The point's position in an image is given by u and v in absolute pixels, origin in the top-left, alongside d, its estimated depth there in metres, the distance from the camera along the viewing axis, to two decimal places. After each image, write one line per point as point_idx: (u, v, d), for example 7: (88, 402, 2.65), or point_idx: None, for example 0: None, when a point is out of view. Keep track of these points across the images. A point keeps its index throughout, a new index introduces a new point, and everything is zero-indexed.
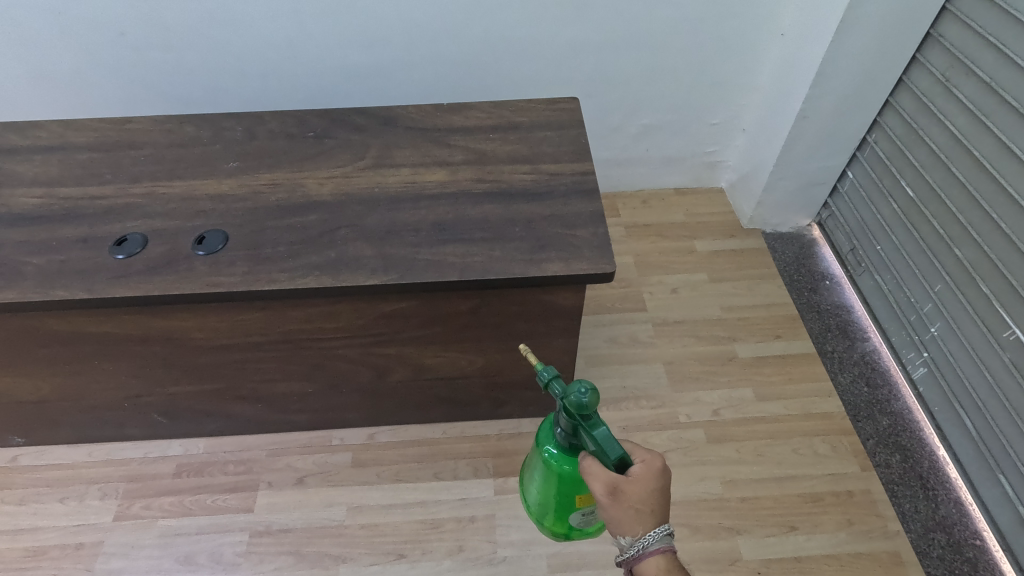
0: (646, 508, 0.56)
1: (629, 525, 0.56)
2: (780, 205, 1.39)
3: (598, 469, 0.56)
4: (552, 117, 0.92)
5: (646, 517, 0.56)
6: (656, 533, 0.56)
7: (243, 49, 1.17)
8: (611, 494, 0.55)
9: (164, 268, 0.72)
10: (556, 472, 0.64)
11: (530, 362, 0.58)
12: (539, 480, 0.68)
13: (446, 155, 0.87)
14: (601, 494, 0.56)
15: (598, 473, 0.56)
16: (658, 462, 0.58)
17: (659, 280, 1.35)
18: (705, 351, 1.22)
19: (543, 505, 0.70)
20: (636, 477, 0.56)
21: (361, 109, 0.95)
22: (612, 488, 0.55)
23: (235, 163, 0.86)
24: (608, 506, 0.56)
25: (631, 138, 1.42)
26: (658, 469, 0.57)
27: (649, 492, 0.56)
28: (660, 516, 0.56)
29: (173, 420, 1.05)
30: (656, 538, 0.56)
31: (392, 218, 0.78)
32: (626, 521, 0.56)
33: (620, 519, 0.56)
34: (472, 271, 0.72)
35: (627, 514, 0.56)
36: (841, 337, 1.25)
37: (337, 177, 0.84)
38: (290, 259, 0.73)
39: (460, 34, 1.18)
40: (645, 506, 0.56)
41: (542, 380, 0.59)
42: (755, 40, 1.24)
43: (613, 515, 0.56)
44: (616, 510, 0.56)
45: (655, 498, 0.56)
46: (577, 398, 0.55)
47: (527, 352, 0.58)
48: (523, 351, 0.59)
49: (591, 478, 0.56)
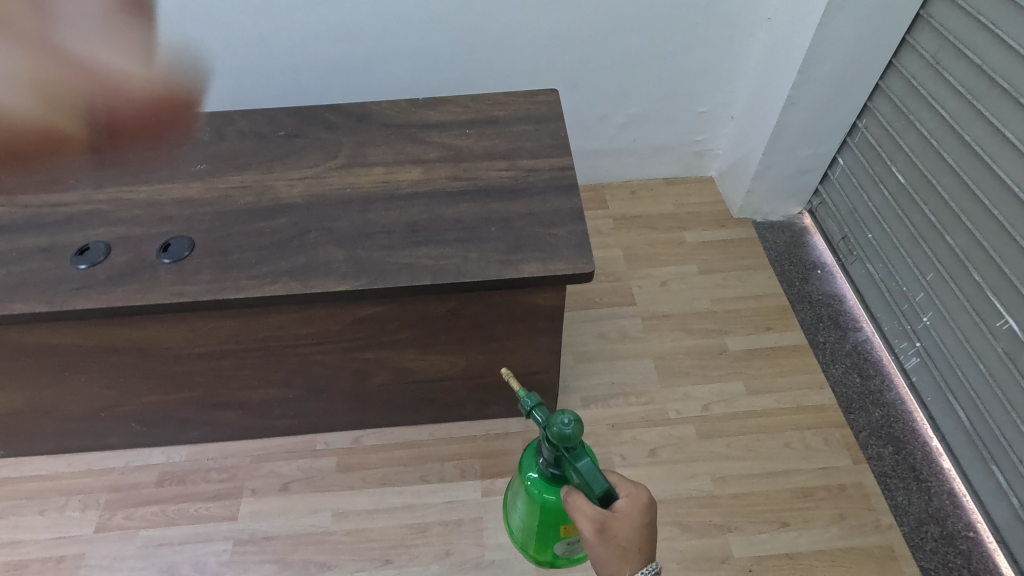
0: (632, 545, 0.60)
1: (617, 564, 0.60)
2: (770, 194, 1.37)
3: (585, 504, 0.61)
4: (530, 110, 0.89)
5: (633, 554, 0.60)
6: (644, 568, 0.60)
7: (214, 45, 1.13)
8: (599, 532, 0.60)
9: (128, 278, 0.70)
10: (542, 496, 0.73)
11: (515, 391, 0.66)
12: (525, 502, 0.77)
13: (421, 153, 0.84)
14: (589, 531, 0.61)
15: (585, 511, 0.61)
16: (643, 497, 0.62)
17: (648, 273, 1.33)
18: (695, 345, 1.20)
19: (531, 525, 0.78)
20: (621, 513, 0.60)
21: (334, 106, 0.92)
22: (599, 525, 0.60)
23: (202, 165, 0.84)
24: (596, 544, 0.60)
25: (618, 128, 1.39)
26: (643, 504, 0.62)
27: (635, 528, 0.60)
28: (647, 552, 0.60)
29: (152, 429, 1.03)
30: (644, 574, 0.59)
31: (365, 219, 0.75)
32: (614, 557, 0.60)
33: (609, 556, 0.60)
34: (447, 274, 0.69)
35: (616, 552, 0.60)
36: (833, 327, 1.23)
37: (308, 178, 0.81)
38: (257, 265, 0.71)
39: (438, 25, 1.15)
40: (632, 543, 0.60)
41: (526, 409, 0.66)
42: (742, 25, 1.21)
43: (601, 553, 0.60)
44: (604, 548, 0.60)
45: (641, 535, 0.60)
46: (561, 430, 0.62)
47: (511, 381, 0.67)
48: (507, 380, 0.66)
49: (577, 514, 0.61)
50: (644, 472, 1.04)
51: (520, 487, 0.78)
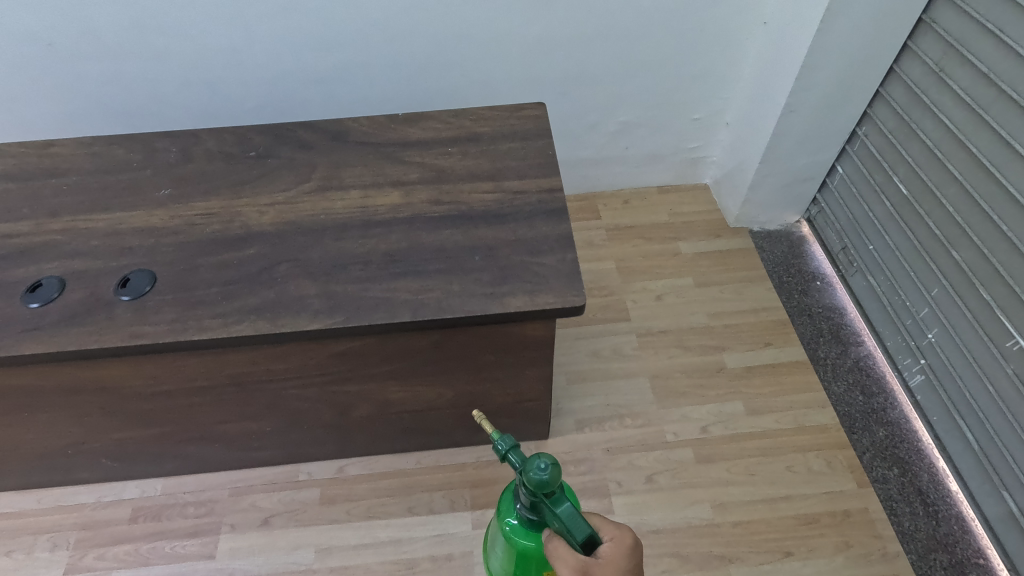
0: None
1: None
2: (768, 203, 1.33)
3: (566, 553, 0.55)
4: (516, 125, 0.84)
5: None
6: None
7: (184, 56, 1.07)
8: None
9: (82, 318, 0.65)
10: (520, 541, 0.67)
11: (487, 432, 0.61)
12: (503, 549, 0.71)
13: (400, 174, 0.79)
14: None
15: (566, 558, 0.55)
16: (627, 539, 0.56)
17: (643, 287, 1.29)
18: (692, 362, 1.16)
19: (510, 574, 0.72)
20: (605, 558, 0.54)
21: (308, 123, 0.87)
22: (581, 573, 0.53)
23: (166, 190, 0.78)
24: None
25: (609, 137, 1.34)
26: (628, 546, 0.55)
27: (620, 573, 0.53)
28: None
29: (124, 463, 0.98)
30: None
31: (339, 249, 0.70)
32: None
33: None
34: (427, 310, 0.64)
35: None
36: (834, 342, 1.19)
37: (280, 204, 0.76)
38: (223, 301, 0.66)
39: (420, 34, 1.10)
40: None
41: (501, 452, 0.61)
42: (737, 30, 1.16)
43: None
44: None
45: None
46: (538, 476, 0.57)
47: (483, 421, 0.61)
48: (478, 419, 0.61)
49: (557, 562, 0.55)
50: (641, 500, 0.99)
51: (497, 532, 0.72)
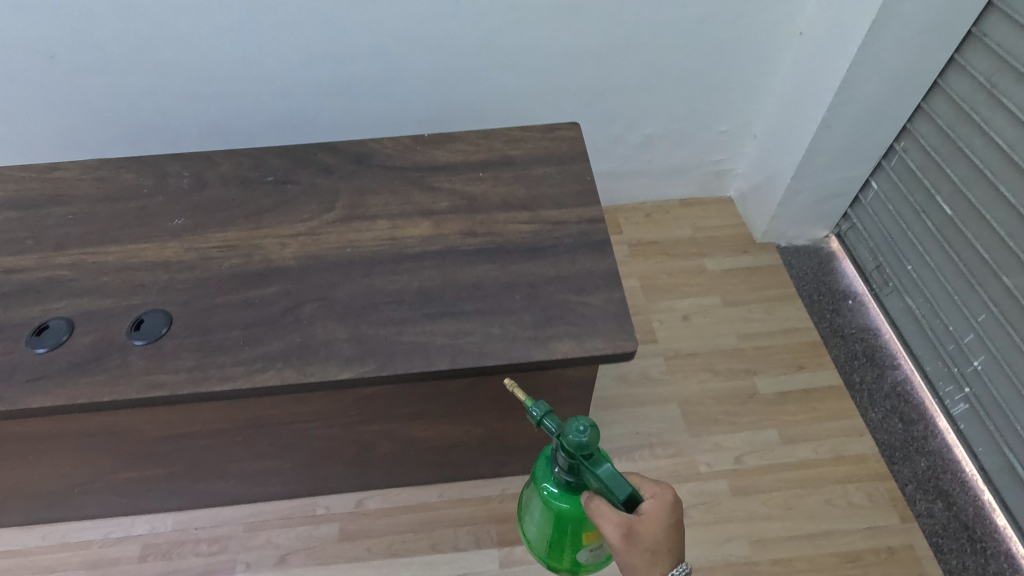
0: (661, 548, 0.54)
1: (647, 569, 0.54)
2: (797, 218, 1.28)
3: (610, 512, 0.55)
4: (550, 148, 0.80)
5: (663, 557, 0.54)
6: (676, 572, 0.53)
7: (192, 68, 1.02)
8: (626, 538, 0.54)
9: (93, 365, 0.60)
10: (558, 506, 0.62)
11: (520, 399, 0.57)
12: (539, 516, 0.65)
13: (429, 202, 0.74)
14: (615, 539, 0.54)
15: (610, 517, 0.55)
16: (668, 496, 0.56)
17: (669, 306, 1.24)
18: (723, 387, 1.12)
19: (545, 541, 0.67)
20: (648, 515, 0.54)
21: (328, 144, 0.82)
22: (625, 530, 0.54)
23: (180, 219, 0.73)
24: (622, 551, 0.54)
25: (633, 150, 1.29)
26: (670, 502, 0.56)
27: (662, 529, 0.54)
28: (675, 553, 0.54)
29: (133, 499, 0.93)
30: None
31: (369, 286, 0.66)
32: (644, 564, 0.53)
33: (636, 563, 0.53)
34: (466, 357, 0.60)
35: (643, 557, 0.53)
36: (870, 366, 1.14)
37: (302, 235, 0.71)
38: (246, 346, 0.61)
39: (440, 45, 1.05)
40: (661, 546, 0.54)
41: (535, 420, 0.58)
42: (771, 41, 1.10)
43: (630, 561, 0.54)
44: (631, 554, 0.54)
45: (669, 537, 0.54)
46: (577, 439, 0.55)
47: (514, 389, 0.57)
48: (509, 387, 0.56)
49: (601, 521, 0.55)
50: None
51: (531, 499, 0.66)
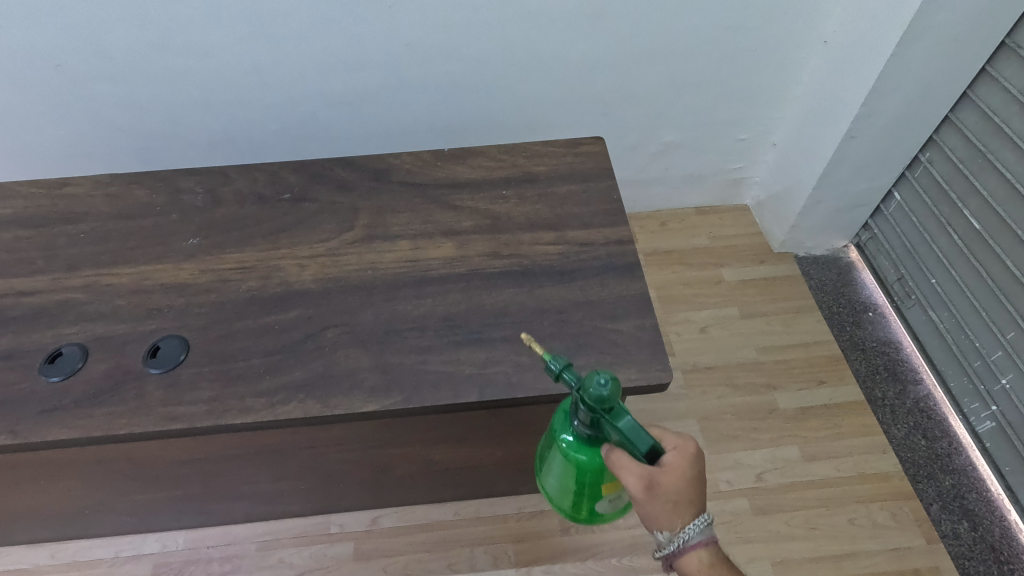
0: (683, 500, 0.48)
1: (668, 519, 0.48)
2: (817, 228, 1.26)
3: (630, 463, 0.48)
4: (575, 164, 0.77)
5: (685, 509, 0.48)
6: (696, 524, 0.48)
7: (203, 76, 1.00)
8: (648, 492, 0.47)
9: (108, 396, 0.58)
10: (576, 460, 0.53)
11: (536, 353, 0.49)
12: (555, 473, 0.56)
13: (452, 222, 0.72)
14: (636, 492, 0.47)
15: (630, 469, 0.47)
16: (690, 446, 0.50)
17: (686, 318, 1.22)
18: (743, 402, 1.10)
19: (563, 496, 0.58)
20: (672, 466, 0.47)
21: (346, 159, 0.79)
22: (647, 482, 0.47)
23: (195, 238, 0.71)
24: (643, 503, 0.48)
25: (650, 158, 1.26)
26: (693, 454, 0.49)
27: (685, 481, 0.48)
28: (697, 504, 0.49)
29: (144, 519, 0.91)
30: (697, 532, 0.48)
31: (392, 311, 0.63)
32: (666, 517, 0.48)
33: (654, 513, 0.48)
34: (496, 388, 0.58)
35: (663, 508, 0.48)
36: (892, 381, 1.12)
37: (322, 257, 0.69)
38: (266, 376, 0.59)
39: (457, 54, 1.02)
40: (683, 497, 0.48)
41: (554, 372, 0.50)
42: (795, 49, 1.07)
43: (651, 514, 0.48)
44: (653, 507, 0.48)
45: (692, 488, 0.48)
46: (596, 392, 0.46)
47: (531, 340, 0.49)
48: (526, 340, 0.49)
49: (621, 473, 0.48)
50: None
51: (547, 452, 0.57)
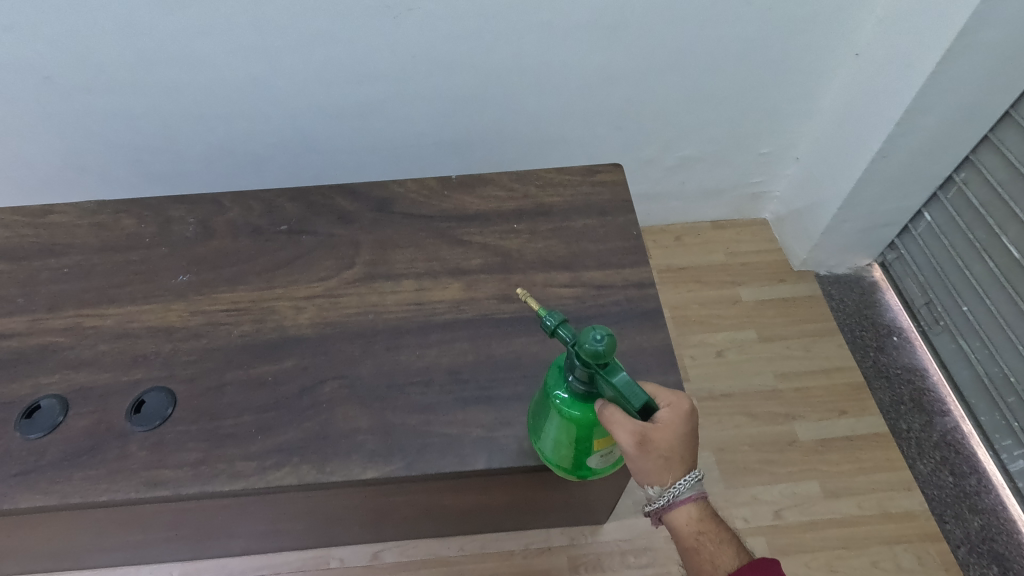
0: (675, 458, 0.47)
1: (658, 475, 0.48)
2: (840, 247, 1.20)
3: (623, 419, 0.46)
4: (591, 195, 0.72)
5: (677, 468, 0.48)
6: (686, 480, 0.48)
7: (199, 89, 0.95)
8: (640, 449, 0.46)
9: (89, 457, 0.53)
10: (567, 419, 0.49)
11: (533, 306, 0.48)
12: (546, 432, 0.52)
13: (459, 260, 0.67)
14: (628, 448, 0.47)
15: (624, 426, 0.46)
16: (686, 406, 0.48)
17: (701, 341, 1.17)
18: (760, 433, 1.06)
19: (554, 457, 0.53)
20: (665, 425, 0.46)
21: (346, 186, 0.74)
22: (640, 438, 0.46)
23: (184, 275, 0.66)
24: (635, 459, 0.47)
25: (666, 172, 1.21)
26: (688, 414, 0.48)
27: (678, 439, 0.47)
28: (689, 462, 0.48)
29: (136, 554, 0.88)
30: (686, 488, 0.48)
31: (394, 363, 0.59)
32: (657, 474, 0.47)
33: (646, 469, 0.47)
34: (506, 453, 0.53)
35: (656, 464, 0.47)
36: (918, 412, 1.07)
37: (321, 298, 0.64)
38: (257, 437, 0.54)
39: (466, 67, 0.96)
40: (676, 456, 0.47)
41: (549, 329, 0.49)
42: (823, 63, 1.00)
43: (642, 471, 0.48)
44: (644, 463, 0.47)
45: (685, 447, 0.48)
46: (592, 346, 0.45)
47: (527, 298, 0.50)
48: (522, 297, 0.50)
49: (614, 429, 0.47)
50: None
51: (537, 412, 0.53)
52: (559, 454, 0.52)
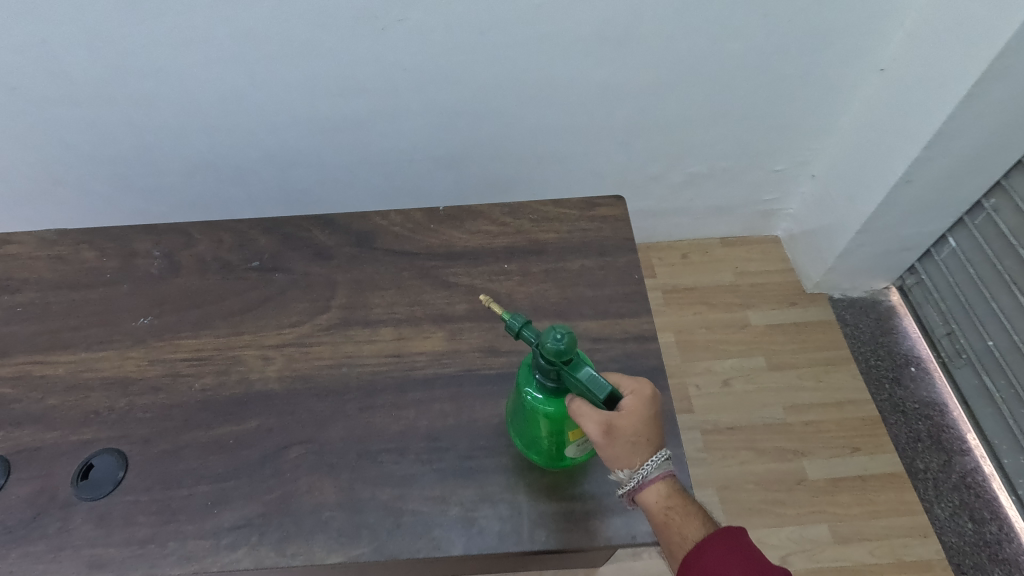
0: (642, 440, 0.46)
1: (627, 460, 0.46)
2: (856, 270, 1.14)
3: (589, 409, 0.45)
4: (590, 231, 0.66)
5: (644, 450, 0.45)
6: (654, 460, 0.45)
7: (178, 101, 0.89)
8: (606, 435, 0.45)
9: (29, 531, 0.49)
10: (539, 415, 0.47)
11: (495, 310, 0.48)
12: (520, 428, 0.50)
13: (444, 305, 0.61)
14: (594, 437, 0.45)
15: (589, 414, 0.45)
16: (647, 389, 0.47)
17: (707, 368, 1.12)
18: (767, 470, 1.00)
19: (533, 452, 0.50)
20: (628, 410, 0.45)
21: (324, 216, 0.69)
22: (606, 427, 0.45)
23: (145, 317, 0.61)
24: (603, 447, 0.45)
25: (673, 189, 1.14)
26: (650, 396, 0.47)
27: (644, 424, 0.45)
28: (656, 442, 0.46)
29: None
30: (654, 467, 0.46)
31: (367, 426, 0.53)
32: (625, 459, 0.45)
33: (614, 456, 0.45)
34: (486, 536, 0.48)
35: (623, 449, 0.45)
36: (936, 451, 1.02)
37: (291, 347, 0.59)
38: (214, 511, 0.49)
39: (460, 80, 0.89)
40: (642, 437, 0.45)
41: (513, 330, 0.47)
42: (843, 78, 0.93)
43: (613, 458, 0.46)
44: (613, 450, 0.45)
45: (650, 428, 0.46)
46: (553, 345, 0.43)
47: (491, 302, 0.49)
48: (486, 301, 0.49)
49: (582, 421, 0.45)
50: None
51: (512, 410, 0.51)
52: (540, 449, 0.49)
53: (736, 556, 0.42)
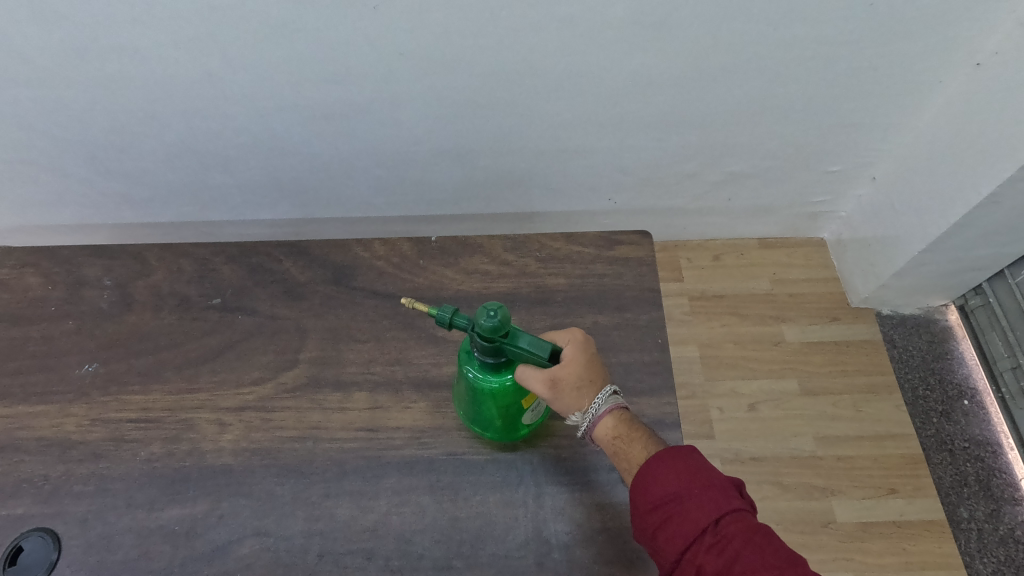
0: (586, 382, 0.45)
1: (576, 403, 0.45)
2: (910, 288, 1.02)
3: (533, 370, 0.44)
4: (601, 281, 0.58)
5: (591, 390, 0.45)
6: (601, 397, 0.44)
7: (144, 87, 0.72)
8: (553, 388, 0.44)
9: None
10: (487, 392, 0.45)
11: (422, 310, 0.44)
12: (471, 412, 0.48)
13: (429, 367, 0.53)
14: (542, 393, 0.44)
15: (533, 374, 0.44)
16: (580, 335, 0.47)
17: (732, 390, 1.02)
18: (793, 509, 0.91)
19: (489, 430, 0.48)
20: (569, 359, 0.44)
21: (300, 246, 0.61)
22: (552, 382, 0.44)
23: (91, 364, 0.54)
24: (554, 401, 0.45)
25: (709, 188, 0.99)
26: (584, 341, 0.46)
27: (586, 367, 0.44)
28: (600, 380, 0.45)
29: None
30: (601, 402, 0.44)
31: (331, 518, 0.46)
32: (574, 403, 0.44)
33: (565, 406, 0.45)
34: None
35: (572, 397, 0.44)
36: (983, 497, 0.92)
37: (251, 412, 0.51)
38: None
39: (470, 67, 0.72)
40: (586, 379, 0.44)
41: (444, 321, 0.44)
42: (932, 73, 0.76)
43: (564, 407, 0.45)
44: (562, 400, 0.44)
45: (592, 368, 0.45)
46: (487, 323, 0.41)
47: (413, 302, 0.45)
48: (406, 302, 0.45)
49: (529, 384, 0.44)
50: None
51: (457, 397, 0.49)
52: (494, 427, 0.48)
53: (677, 473, 0.42)
